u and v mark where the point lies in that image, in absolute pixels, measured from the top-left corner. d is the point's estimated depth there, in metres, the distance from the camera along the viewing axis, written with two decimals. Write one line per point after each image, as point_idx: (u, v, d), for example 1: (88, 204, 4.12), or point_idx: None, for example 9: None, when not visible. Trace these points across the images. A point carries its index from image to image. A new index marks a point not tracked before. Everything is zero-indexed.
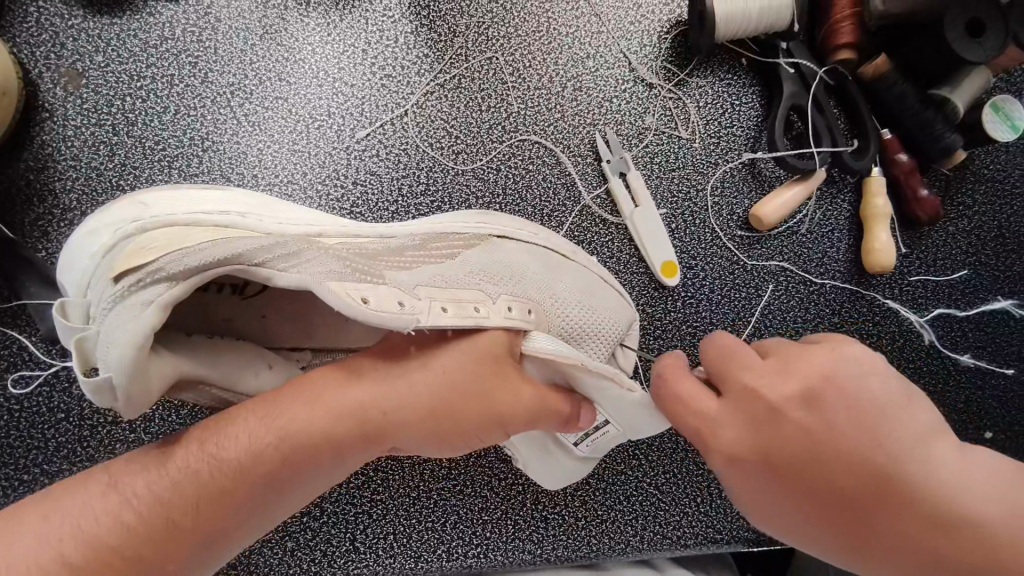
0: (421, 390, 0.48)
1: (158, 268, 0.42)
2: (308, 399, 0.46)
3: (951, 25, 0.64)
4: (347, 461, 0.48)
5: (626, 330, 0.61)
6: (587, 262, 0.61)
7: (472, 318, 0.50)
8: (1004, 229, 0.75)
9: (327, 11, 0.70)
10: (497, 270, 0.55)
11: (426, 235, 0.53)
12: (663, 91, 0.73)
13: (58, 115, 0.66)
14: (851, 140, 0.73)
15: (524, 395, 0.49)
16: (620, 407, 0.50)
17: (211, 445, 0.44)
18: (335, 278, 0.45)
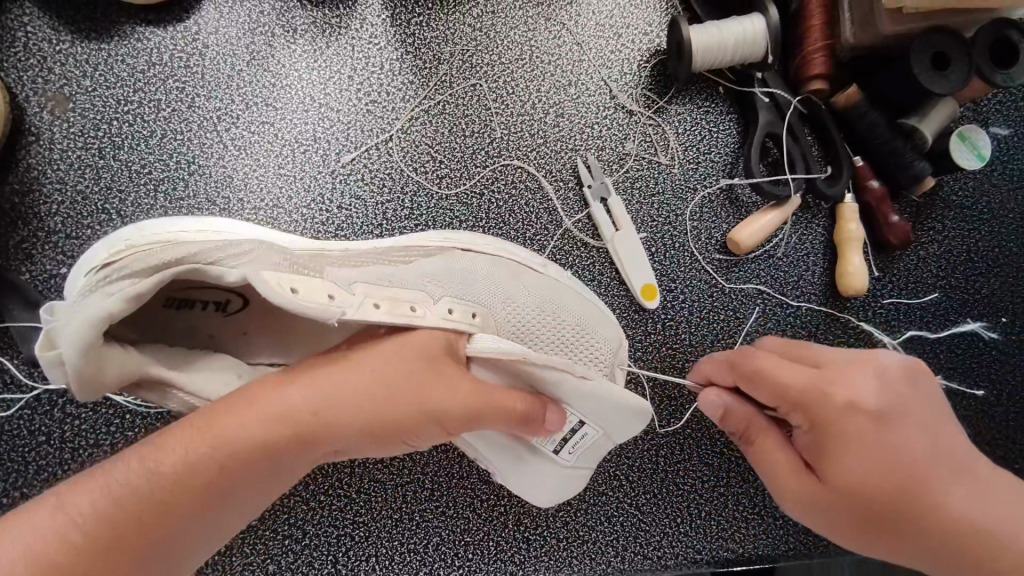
0: (368, 389, 0.45)
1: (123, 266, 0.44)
2: (242, 404, 0.43)
3: (918, 59, 0.66)
4: (285, 470, 0.44)
5: (610, 345, 0.61)
6: (559, 275, 0.63)
7: (406, 316, 0.50)
8: (972, 254, 0.77)
9: (314, 38, 0.72)
10: (449, 275, 0.56)
11: (383, 245, 0.56)
12: (643, 118, 0.75)
13: (45, 138, 0.66)
14: (824, 167, 0.75)
15: (468, 389, 0.48)
16: (582, 399, 0.52)
17: (150, 459, 0.41)
18: (270, 268, 0.45)
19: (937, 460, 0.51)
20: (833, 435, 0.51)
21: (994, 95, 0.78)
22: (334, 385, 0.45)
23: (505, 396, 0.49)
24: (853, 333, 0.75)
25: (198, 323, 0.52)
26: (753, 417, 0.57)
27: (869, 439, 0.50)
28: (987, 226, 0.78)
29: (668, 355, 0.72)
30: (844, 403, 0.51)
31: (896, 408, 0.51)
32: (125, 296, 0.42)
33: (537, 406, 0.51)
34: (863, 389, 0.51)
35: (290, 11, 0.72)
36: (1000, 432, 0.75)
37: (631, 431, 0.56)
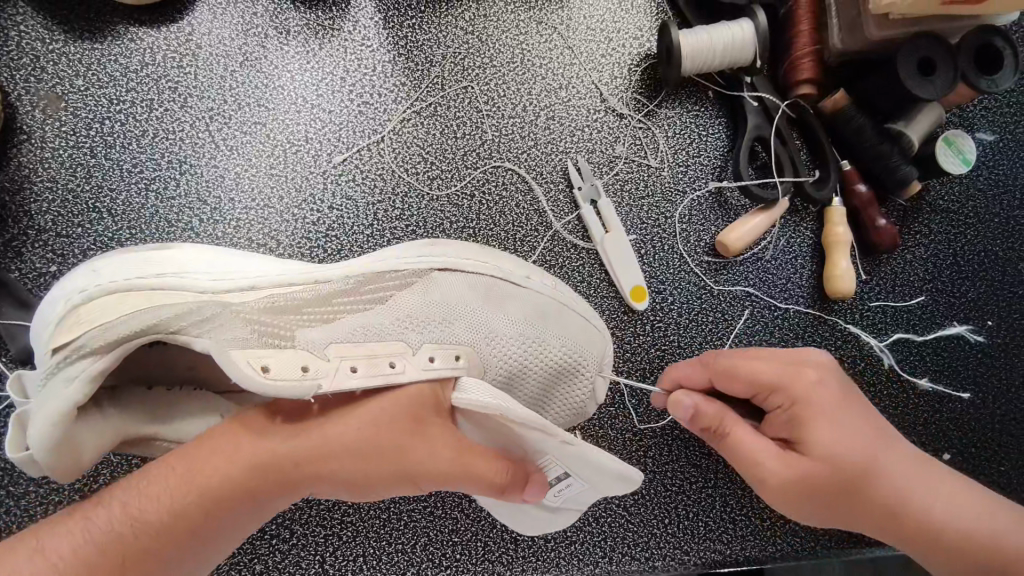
0: (347, 440, 0.48)
1: (81, 345, 0.45)
2: (222, 453, 0.46)
3: (904, 60, 0.67)
4: (267, 507, 0.48)
5: (595, 358, 0.63)
6: (545, 286, 0.62)
7: (383, 375, 0.51)
8: (958, 258, 0.78)
9: (307, 40, 0.72)
10: (430, 313, 0.57)
11: (358, 278, 0.56)
12: (632, 122, 0.75)
13: (36, 137, 0.67)
14: (812, 171, 0.76)
15: (443, 451, 0.49)
16: (569, 458, 0.51)
17: (132, 506, 0.45)
18: (238, 346, 0.48)
19: (883, 435, 0.56)
20: (812, 407, 0.54)
21: (979, 102, 0.79)
22: (315, 434, 0.48)
23: (485, 467, 0.49)
24: (840, 335, 0.75)
25: (176, 358, 0.52)
26: (723, 414, 0.57)
27: (838, 408, 0.55)
28: (973, 231, 0.79)
29: (657, 357, 0.72)
30: (816, 378, 0.55)
31: (847, 385, 0.57)
32: (85, 380, 0.44)
33: (514, 475, 0.50)
34: (823, 372, 0.56)
35: (283, 13, 0.72)
36: (984, 434, 0.76)
37: (620, 489, 0.54)
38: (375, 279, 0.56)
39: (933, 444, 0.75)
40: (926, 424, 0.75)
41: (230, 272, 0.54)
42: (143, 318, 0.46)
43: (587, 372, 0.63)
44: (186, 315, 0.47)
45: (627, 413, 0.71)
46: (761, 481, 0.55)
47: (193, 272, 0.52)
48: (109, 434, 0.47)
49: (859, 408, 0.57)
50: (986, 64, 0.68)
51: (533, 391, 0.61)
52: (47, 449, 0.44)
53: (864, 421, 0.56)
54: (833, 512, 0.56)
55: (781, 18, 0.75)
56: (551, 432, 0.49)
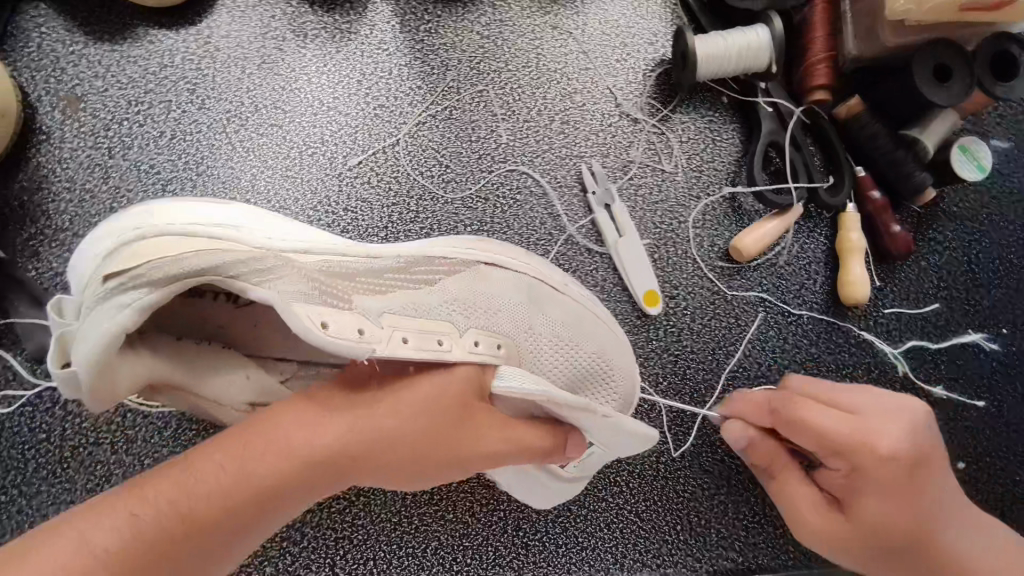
0: (404, 433, 0.48)
1: (140, 273, 0.43)
2: (275, 447, 0.45)
3: (920, 69, 0.67)
4: (316, 496, 0.47)
5: (623, 370, 0.61)
6: (581, 295, 0.61)
7: (433, 351, 0.51)
8: (973, 265, 0.78)
9: (324, 43, 0.73)
10: (473, 301, 0.56)
11: (410, 257, 0.53)
12: (647, 126, 0.75)
13: (55, 138, 0.67)
14: (827, 176, 0.76)
15: (488, 434, 0.52)
16: (600, 428, 0.55)
17: (181, 498, 0.42)
18: (300, 299, 0.46)
19: (942, 513, 0.55)
20: (869, 481, 0.54)
21: (994, 109, 0.79)
22: (372, 427, 0.47)
23: (530, 437, 0.54)
24: (853, 342, 0.75)
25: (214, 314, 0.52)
26: (777, 455, 0.61)
27: (899, 487, 0.54)
28: (988, 238, 0.78)
29: (670, 362, 0.72)
30: (886, 454, 0.53)
31: (923, 459, 0.54)
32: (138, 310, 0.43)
33: (555, 439, 0.56)
34: (897, 447, 0.53)
35: (301, 16, 0.73)
36: (1001, 443, 0.75)
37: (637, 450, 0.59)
38: (422, 262, 0.54)
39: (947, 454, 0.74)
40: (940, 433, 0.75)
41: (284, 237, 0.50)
42: (206, 257, 0.44)
43: (614, 383, 0.62)
44: (250, 262, 0.45)
45: (639, 418, 0.71)
46: (805, 529, 0.59)
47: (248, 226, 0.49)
48: (143, 374, 0.47)
49: (933, 473, 0.55)
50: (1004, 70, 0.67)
51: (565, 381, 0.61)
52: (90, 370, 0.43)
53: (931, 489, 0.55)
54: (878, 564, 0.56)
55: (796, 24, 0.76)
56: (591, 408, 0.52)
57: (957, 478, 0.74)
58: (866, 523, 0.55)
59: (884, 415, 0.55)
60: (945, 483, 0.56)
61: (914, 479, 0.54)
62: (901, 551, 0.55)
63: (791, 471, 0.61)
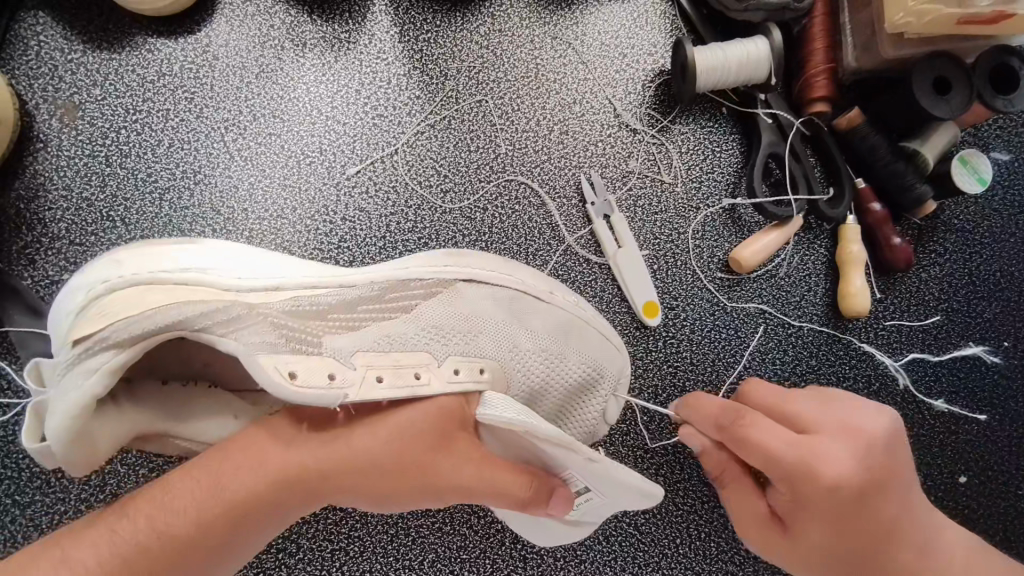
0: (376, 454, 0.50)
1: (104, 337, 0.45)
2: (248, 466, 0.47)
3: (921, 81, 0.67)
4: (291, 515, 0.49)
5: (613, 376, 0.63)
6: (566, 302, 0.62)
7: (408, 386, 0.52)
8: (974, 277, 0.77)
9: (323, 53, 0.72)
10: (450, 325, 0.57)
11: (387, 284, 0.56)
12: (646, 137, 0.75)
13: (52, 146, 0.67)
14: (826, 189, 0.75)
15: (468, 467, 0.51)
16: (595, 474, 0.50)
17: (158, 517, 0.44)
18: (266, 350, 0.48)
19: (894, 536, 0.53)
20: (811, 507, 0.52)
21: (994, 121, 0.79)
22: (344, 447, 0.49)
23: (511, 481, 0.51)
24: (854, 354, 0.75)
25: (196, 352, 0.53)
26: (727, 468, 0.59)
27: (844, 506, 0.52)
28: (988, 250, 0.78)
29: (669, 373, 0.71)
30: (830, 481, 0.51)
31: (870, 480, 0.52)
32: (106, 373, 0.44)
33: (536, 491, 0.51)
34: (837, 460, 0.52)
35: (300, 26, 0.72)
36: (1003, 457, 0.75)
37: (638, 504, 0.53)
38: (398, 287, 0.56)
39: (949, 468, 0.74)
40: (941, 447, 0.74)
41: (254, 274, 0.54)
42: (169, 314, 0.46)
43: (604, 390, 0.62)
44: (213, 313, 0.48)
45: (638, 430, 0.70)
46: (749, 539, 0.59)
47: (212, 267, 0.53)
48: (124, 430, 0.48)
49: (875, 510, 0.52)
50: (1002, 84, 0.68)
51: (555, 403, 0.62)
52: (64, 442, 0.44)
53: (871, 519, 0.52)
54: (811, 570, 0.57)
55: (795, 37, 0.76)
56: (576, 449, 0.48)
57: (959, 492, 0.74)
58: (808, 545, 0.54)
59: (839, 431, 0.53)
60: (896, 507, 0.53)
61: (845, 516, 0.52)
62: (845, 572, 0.54)
63: (738, 481, 0.59)
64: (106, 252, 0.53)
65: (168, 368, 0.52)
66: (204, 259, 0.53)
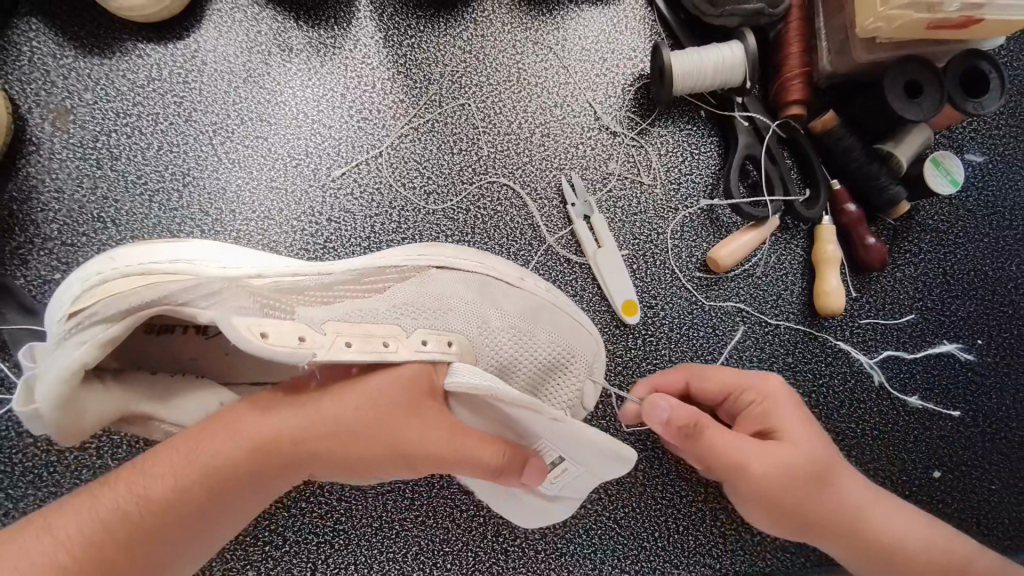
0: (349, 419, 0.51)
1: (94, 313, 0.47)
2: (224, 434, 0.49)
3: (892, 85, 0.68)
4: (269, 486, 0.50)
5: (585, 356, 0.64)
6: (538, 287, 0.64)
7: (376, 352, 0.54)
8: (948, 276, 0.79)
9: (309, 58, 0.74)
10: (422, 303, 0.59)
11: (363, 269, 0.58)
12: (626, 139, 0.77)
13: (45, 148, 0.69)
14: (802, 189, 0.77)
15: (438, 433, 0.52)
16: (560, 434, 0.51)
17: (138, 483, 0.46)
18: (241, 314, 0.49)
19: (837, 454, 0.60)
20: (775, 410, 0.59)
21: (968, 123, 0.81)
22: (318, 412, 0.51)
23: (482, 446, 0.51)
24: (830, 352, 0.76)
25: (183, 345, 0.56)
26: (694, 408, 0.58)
27: (804, 416, 0.59)
28: (962, 250, 0.80)
29: (648, 370, 0.73)
30: (780, 385, 0.61)
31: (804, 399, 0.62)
32: (94, 344, 0.46)
33: (512, 459, 0.52)
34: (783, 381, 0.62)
35: (286, 31, 0.74)
36: (977, 453, 0.76)
37: (618, 471, 0.54)
38: (374, 272, 0.58)
39: (923, 464, 0.75)
40: (916, 443, 0.76)
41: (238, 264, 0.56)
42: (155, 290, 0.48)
43: (577, 369, 0.64)
44: (196, 289, 0.49)
45: (617, 426, 0.72)
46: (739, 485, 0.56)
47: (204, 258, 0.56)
48: (111, 406, 0.49)
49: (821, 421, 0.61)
50: (974, 88, 0.69)
51: (526, 381, 0.63)
52: (52, 406, 0.45)
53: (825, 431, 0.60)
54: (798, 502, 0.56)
55: (771, 41, 0.77)
56: (537, 408, 0.50)
57: (933, 488, 0.75)
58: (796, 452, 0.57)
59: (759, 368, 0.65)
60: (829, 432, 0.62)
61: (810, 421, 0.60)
62: (817, 489, 0.57)
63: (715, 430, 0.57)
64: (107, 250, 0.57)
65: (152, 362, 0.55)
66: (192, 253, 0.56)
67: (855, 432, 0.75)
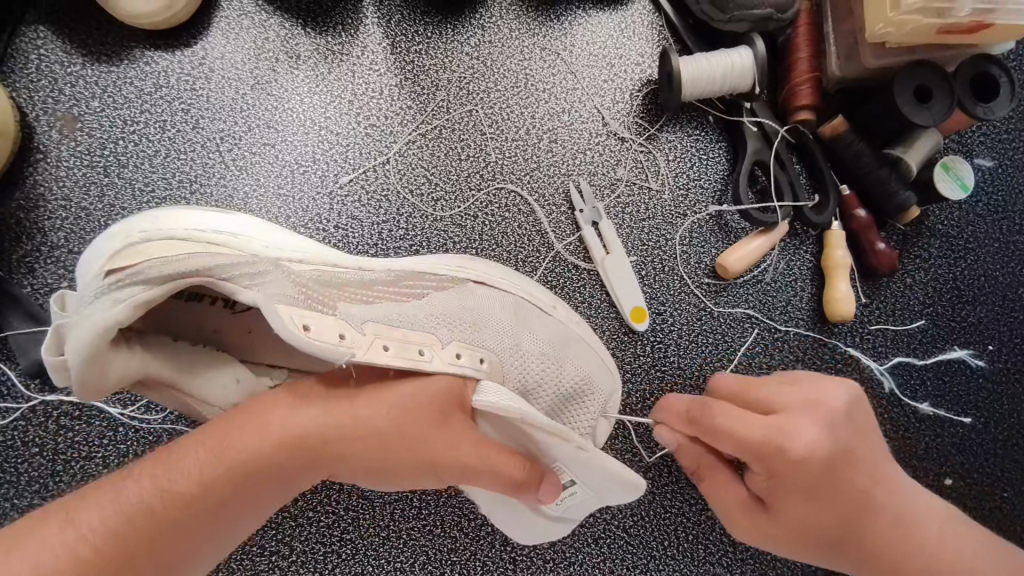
0: (376, 423, 0.51)
1: (137, 271, 0.46)
2: (253, 426, 0.49)
3: (901, 91, 0.68)
4: (293, 484, 0.50)
5: (604, 390, 0.62)
6: (567, 318, 0.65)
7: (413, 360, 0.54)
8: (958, 282, 0.78)
9: (317, 64, 0.74)
10: (461, 317, 0.58)
11: (402, 274, 0.58)
12: (634, 145, 0.77)
13: (52, 156, 0.69)
14: (812, 195, 0.76)
15: (464, 444, 0.52)
16: (581, 463, 0.51)
17: (162, 476, 0.45)
18: (284, 302, 0.49)
19: (866, 506, 0.54)
20: (788, 485, 0.53)
21: (976, 128, 0.80)
22: (345, 414, 0.51)
23: (504, 459, 0.52)
24: (839, 358, 0.76)
25: (209, 318, 0.55)
26: (703, 456, 0.60)
27: (817, 484, 0.53)
28: (973, 255, 0.79)
29: (657, 377, 0.72)
30: (800, 457, 0.52)
31: (840, 450, 0.53)
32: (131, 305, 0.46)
33: (530, 473, 0.52)
34: (811, 432, 0.53)
35: (293, 38, 0.74)
36: (989, 460, 0.76)
37: (622, 497, 0.54)
38: (417, 279, 0.58)
39: (934, 471, 0.75)
40: (927, 450, 0.75)
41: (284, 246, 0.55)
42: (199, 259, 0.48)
43: (594, 404, 0.62)
44: (242, 266, 0.49)
45: (625, 433, 0.71)
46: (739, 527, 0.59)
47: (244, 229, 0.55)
48: (136, 369, 0.50)
49: (860, 464, 0.55)
50: (982, 93, 0.69)
51: (546, 405, 0.61)
52: (83, 361, 0.46)
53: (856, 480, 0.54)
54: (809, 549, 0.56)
55: (780, 46, 0.77)
56: (567, 436, 0.50)
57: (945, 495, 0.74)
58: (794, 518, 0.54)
59: (803, 403, 0.55)
60: (876, 472, 0.55)
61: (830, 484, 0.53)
62: (833, 543, 0.55)
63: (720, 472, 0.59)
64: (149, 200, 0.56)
65: (179, 328, 0.55)
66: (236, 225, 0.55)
67: None
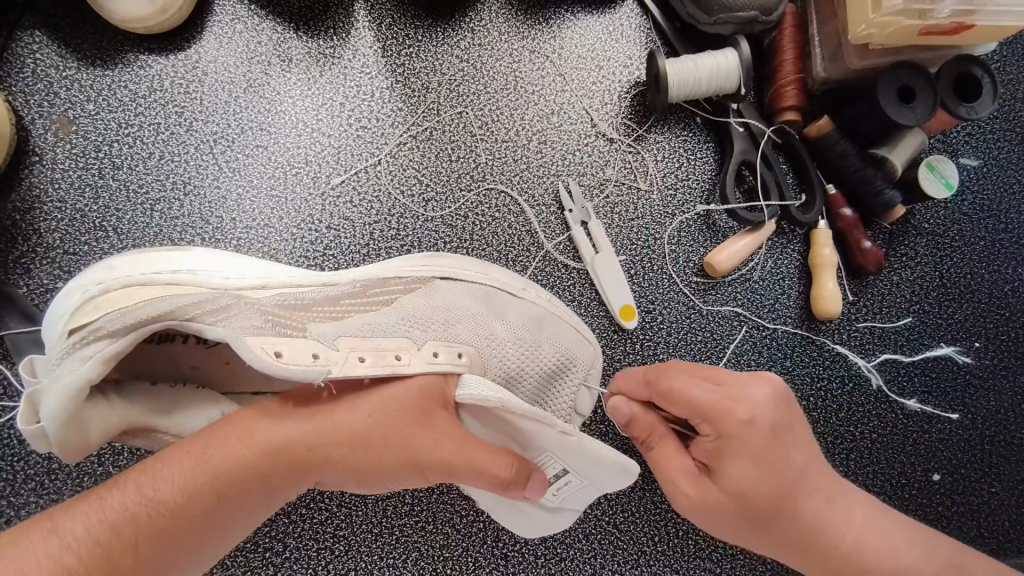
0: (358, 426, 0.52)
1: (98, 328, 0.48)
2: (239, 435, 0.50)
3: (885, 89, 0.69)
4: (278, 492, 0.51)
5: (584, 363, 0.65)
6: (539, 297, 0.67)
7: (390, 366, 0.55)
8: (945, 279, 0.79)
9: (309, 68, 0.75)
10: (430, 316, 0.60)
11: (364, 283, 0.60)
12: (622, 145, 0.78)
13: (47, 158, 0.70)
14: (799, 194, 0.77)
15: (448, 444, 0.52)
16: (567, 450, 0.52)
17: (147, 486, 0.47)
18: (252, 333, 0.50)
19: (803, 482, 0.55)
20: (734, 445, 0.53)
21: (961, 128, 0.82)
22: (328, 420, 0.52)
23: (489, 458, 0.52)
24: (827, 356, 0.77)
25: (186, 356, 0.57)
26: (655, 427, 0.60)
27: (761, 448, 0.53)
28: (959, 253, 0.80)
29: None
30: (745, 417, 0.53)
31: (783, 422, 0.55)
32: (100, 359, 0.47)
33: (518, 470, 0.53)
34: (762, 399, 0.54)
35: (286, 42, 0.75)
36: (975, 456, 0.76)
37: (618, 483, 0.54)
38: (380, 284, 0.61)
39: (922, 467, 0.76)
40: (914, 446, 0.76)
41: (240, 275, 0.59)
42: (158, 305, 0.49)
43: (575, 375, 0.65)
44: (202, 305, 0.50)
45: (617, 430, 0.72)
46: (676, 499, 0.57)
47: (203, 269, 0.58)
48: (114, 421, 0.50)
49: (804, 442, 0.56)
50: (965, 93, 0.70)
51: (531, 388, 0.64)
52: (57, 424, 0.46)
53: (797, 456, 0.55)
54: (742, 527, 0.55)
55: (767, 48, 0.78)
56: (550, 422, 0.51)
57: (932, 490, 0.75)
58: (734, 487, 0.53)
59: (756, 377, 0.56)
60: (816, 455, 0.57)
61: (773, 454, 0.54)
62: (766, 521, 0.54)
63: (665, 443, 0.59)
64: (105, 260, 0.58)
65: (158, 370, 0.56)
66: (190, 262, 0.59)
67: (853, 435, 0.76)
